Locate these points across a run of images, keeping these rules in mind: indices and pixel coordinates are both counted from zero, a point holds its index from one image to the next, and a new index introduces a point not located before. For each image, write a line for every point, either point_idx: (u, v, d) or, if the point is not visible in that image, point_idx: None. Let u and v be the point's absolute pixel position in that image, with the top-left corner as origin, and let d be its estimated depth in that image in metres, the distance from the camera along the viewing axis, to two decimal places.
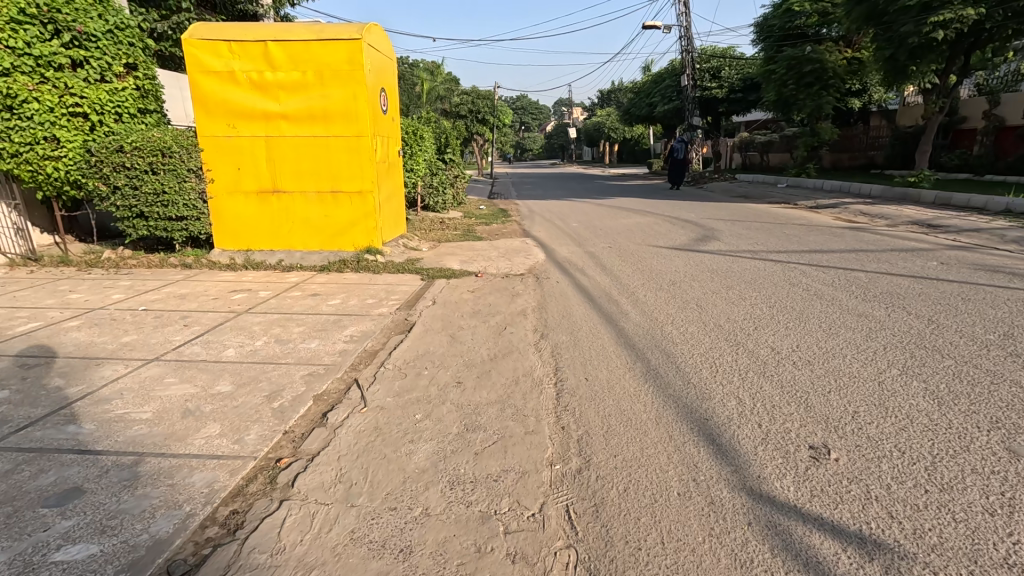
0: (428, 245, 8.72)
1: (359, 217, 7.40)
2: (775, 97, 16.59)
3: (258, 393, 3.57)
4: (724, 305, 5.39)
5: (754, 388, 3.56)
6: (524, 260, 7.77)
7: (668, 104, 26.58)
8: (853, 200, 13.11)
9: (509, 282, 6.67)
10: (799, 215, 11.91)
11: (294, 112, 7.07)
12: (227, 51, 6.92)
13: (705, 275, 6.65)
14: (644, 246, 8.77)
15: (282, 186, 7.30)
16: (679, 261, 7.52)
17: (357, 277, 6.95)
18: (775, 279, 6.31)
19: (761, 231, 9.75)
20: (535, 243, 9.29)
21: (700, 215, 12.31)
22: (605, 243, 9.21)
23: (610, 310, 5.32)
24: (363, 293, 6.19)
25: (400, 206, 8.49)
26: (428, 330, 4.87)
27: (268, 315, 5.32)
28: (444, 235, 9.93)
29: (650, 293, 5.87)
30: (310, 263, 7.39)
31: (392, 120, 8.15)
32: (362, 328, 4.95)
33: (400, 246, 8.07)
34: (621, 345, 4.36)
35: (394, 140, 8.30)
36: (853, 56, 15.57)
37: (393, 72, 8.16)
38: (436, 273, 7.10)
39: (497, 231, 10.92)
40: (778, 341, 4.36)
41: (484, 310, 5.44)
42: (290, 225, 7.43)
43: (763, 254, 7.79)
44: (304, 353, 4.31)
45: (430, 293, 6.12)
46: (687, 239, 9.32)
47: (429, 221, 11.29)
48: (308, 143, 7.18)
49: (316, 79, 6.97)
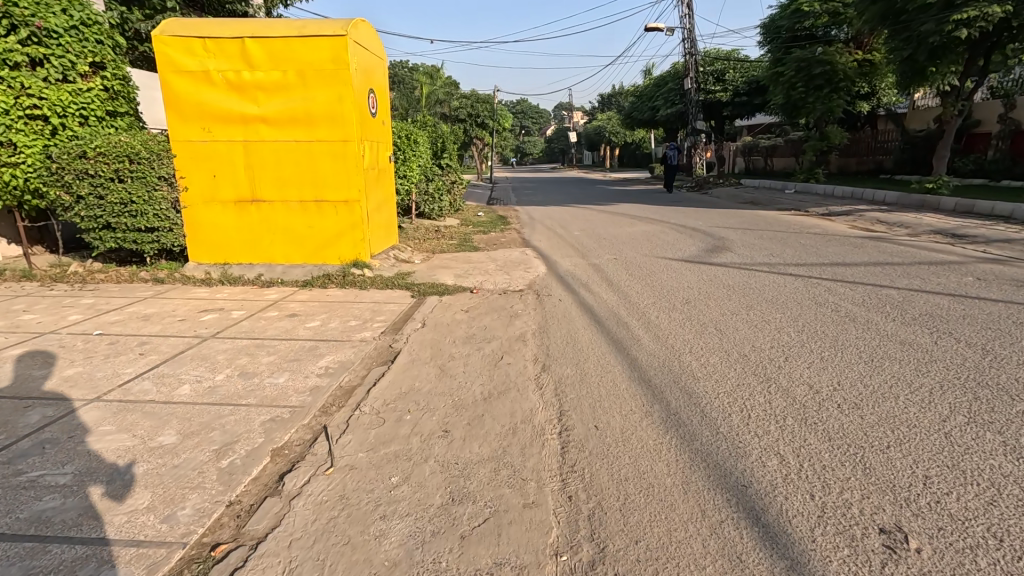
0: (421, 257, 8.16)
1: (345, 229, 6.84)
2: (783, 101, 16.07)
3: (205, 447, 3.01)
4: (746, 329, 4.82)
5: (797, 440, 2.99)
6: (524, 274, 7.22)
7: (670, 108, 26.10)
8: (867, 206, 12.58)
9: (507, 299, 6.11)
10: (812, 223, 11.36)
11: (274, 115, 6.52)
12: (201, 49, 6.37)
13: (721, 292, 6.09)
14: (652, 258, 8.21)
15: (262, 195, 6.74)
16: (691, 275, 6.96)
17: (341, 295, 6.38)
18: (799, 298, 5.75)
19: (775, 241, 9.19)
20: (535, 254, 8.72)
21: (708, 224, 11.76)
22: (610, 254, 8.65)
23: (620, 334, 4.76)
24: (347, 313, 5.63)
25: (390, 215, 7.93)
26: (414, 360, 4.31)
27: (236, 341, 4.75)
28: (439, 245, 9.37)
29: (663, 314, 5.31)
30: (292, 278, 6.84)
31: (382, 123, 7.61)
32: (340, 357, 4.38)
33: (391, 259, 7.51)
34: (634, 381, 3.78)
35: (384, 145, 7.75)
36: (864, 57, 15.06)
37: (382, 72, 7.62)
38: (428, 289, 6.55)
39: (496, 241, 10.35)
40: (815, 377, 3.79)
41: (478, 335, 4.87)
42: (271, 236, 6.88)
43: (781, 268, 7.23)
44: (269, 391, 3.74)
45: (420, 313, 5.56)
46: (697, 250, 8.76)
47: (424, 229, 10.72)
48: (290, 148, 6.63)
49: (298, 79, 6.43)
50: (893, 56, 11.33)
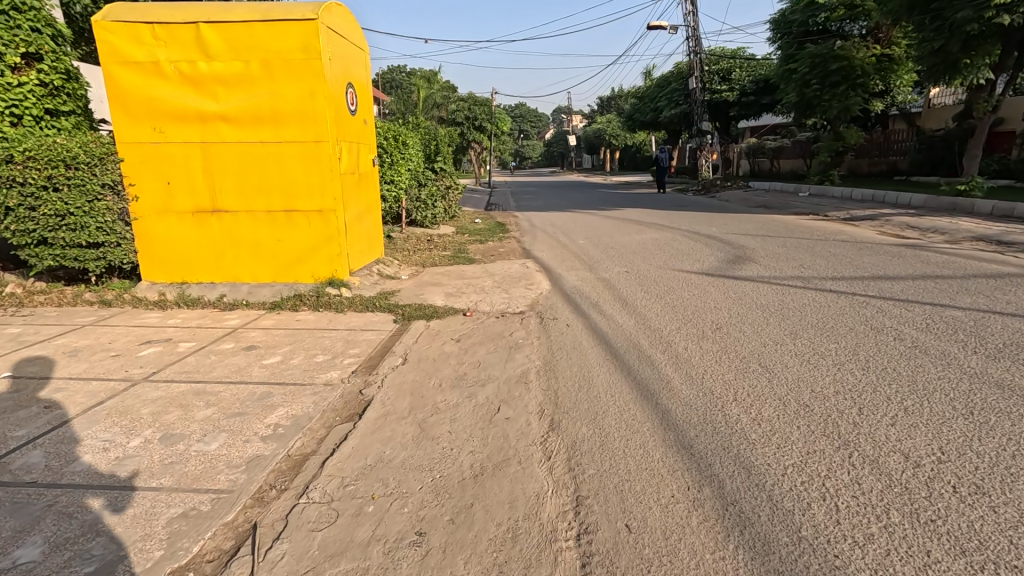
0: (409, 272, 7.28)
1: (319, 243, 5.97)
2: (797, 99, 15.24)
3: (75, 570, 2.11)
4: (798, 367, 3.94)
5: (917, 554, 2.10)
6: (525, 292, 6.33)
7: (675, 109, 25.33)
8: (892, 210, 11.72)
9: (505, 325, 5.21)
10: (837, 229, 10.50)
11: (236, 111, 5.65)
12: (150, 37, 5.51)
13: (756, 315, 5.21)
14: (668, 271, 7.35)
15: (223, 204, 5.87)
16: (716, 293, 6.09)
17: (313, 320, 5.50)
18: (850, 323, 4.88)
19: (801, 251, 8.34)
20: (537, 267, 7.86)
21: (722, 230, 10.92)
22: (620, 266, 7.78)
23: (643, 375, 3.87)
24: (316, 345, 4.74)
25: (374, 224, 7.06)
26: (387, 415, 3.41)
27: (171, 387, 3.84)
28: (431, 257, 8.47)
29: (693, 346, 4.43)
30: (259, 299, 5.95)
31: (363, 123, 6.76)
32: (295, 410, 3.47)
33: (374, 275, 6.63)
34: (672, 449, 2.89)
35: (366, 147, 6.90)
36: (883, 53, 14.26)
37: (362, 64, 6.76)
38: (414, 312, 5.65)
39: (493, 251, 9.48)
40: (907, 439, 2.91)
41: (470, 376, 3.97)
42: (234, 251, 6.00)
43: (818, 283, 6.37)
44: (192, 465, 2.85)
45: (401, 345, 4.66)
46: (717, 261, 7.91)
47: (415, 240, 9.82)
48: (254, 151, 5.76)
49: (262, 71, 5.56)
50: (922, 48, 10.60)
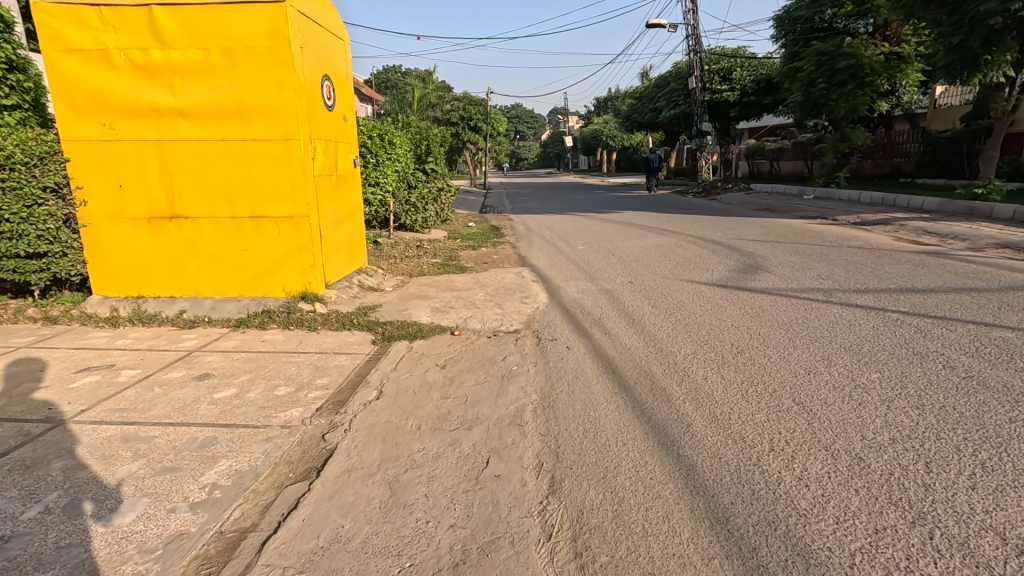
0: (394, 282, 6.68)
1: (290, 252, 5.35)
2: (802, 99, 14.72)
3: None
4: (841, 404, 3.35)
5: None
6: (520, 306, 5.72)
7: (673, 109, 24.84)
8: (905, 214, 11.21)
9: (498, 348, 4.61)
10: (850, 234, 9.96)
11: (194, 106, 5.03)
12: (97, 21, 4.88)
13: (780, 336, 4.63)
14: (675, 282, 6.76)
15: (183, 209, 5.25)
16: (731, 308, 5.51)
17: (281, 340, 4.88)
18: (889, 346, 4.31)
19: (816, 259, 7.79)
20: (534, 277, 7.26)
21: (728, 235, 10.36)
22: (624, 276, 7.19)
23: (659, 417, 3.28)
24: (280, 373, 4.12)
25: (355, 230, 6.46)
26: (351, 471, 2.80)
27: (98, 432, 3.21)
28: (419, 265, 7.86)
29: (714, 376, 3.84)
30: (223, 315, 5.33)
31: (342, 120, 6.16)
32: (239, 464, 2.85)
33: (353, 287, 6.02)
34: (704, 527, 2.30)
35: (347, 147, 6.29)
36: (891, 51, 13.77)
37: (341, 56, 6.16)
38: (395, 331, 5.03)
39: (486, 258, 8.87)
40: (998, 511, 2.32)
41: (455, 416, 3.37)
42: (196, 261, 5.37)
43: (842, 296, 5.81)
44: (95, 550, 2.23)
45: (377, 373, 4.04)
46: (728, 269, 7.35)
47: (403, 246, 9.19)
48: (216, 149, 5.13)
49: (224, 59, 4.94)
50: (940, 44, 10.20)
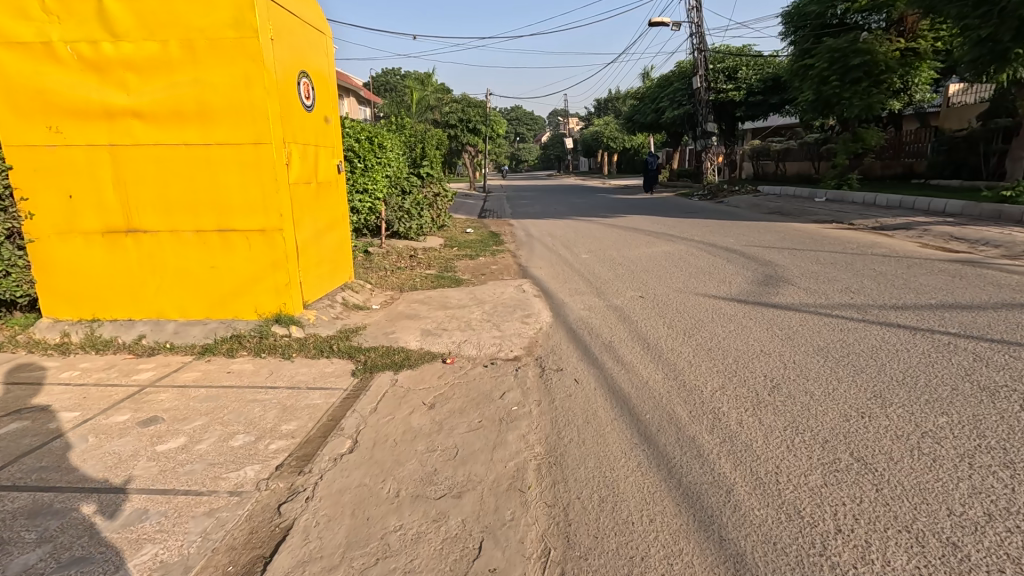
0: (382, 299, 6.11)
1: (262, 270, 4.77)
2: (813, 98, 14.08)
3: None
4: (912, 462, 2.75)
5: None
6: (521, 327, 5.13)
7: (677, 110, 24.32)
8: (926, 218, 10.62)
9: (496, 380, 4.02)
10: (872, 240, 9.36)
11: (151, 106, 4.45)
12: (39, 11, 4.32)
13: (819, 365, 4.04)
14: (691, 297, 6.17)
15: (141, 222, 4.68)
16: (756, 329, 4.93)
17: (249, 372, 4.28)
18: (950, 378, 3.71)
19: (841, 269, 7.20)
20: (536, 291, 6.68)
21: (741, 242, 9.77)
22: (634, 289, 6.59)
23: (691, 481, 2.69)
24: (241, 415, 3.53)
25: (338, 242, 5.88)
26: (307, 563, 2.21)
27: (5, 503, 2.62)
28: (410, 278, 7.26)
29: (750, 422, 3.24)
30: (187, 340, 4.75)
31: (324, 122, 5.59)
32: (167, 553, 2.27)
33: (336, 306, 5.44)
34: None
35: (329, 152, 5.72)
36: (908, 47, 13.16)
37: (322, 51, 5.58)
38: (379, 360, 4.44)
39: (484, 269, 8.29)
40: None
41: (442, 478, 2.78)
42: (156, 280, 4.80)
43: (880, 315, 5.21)
44: None
45: (354, 417, 3.45)
46: (746, 282, 6.76)
47: (396, 256, 8.59)
48: (176, 155, 4.55)
49: (184, 53, 4.37)
50: (967, 38, 9.66)
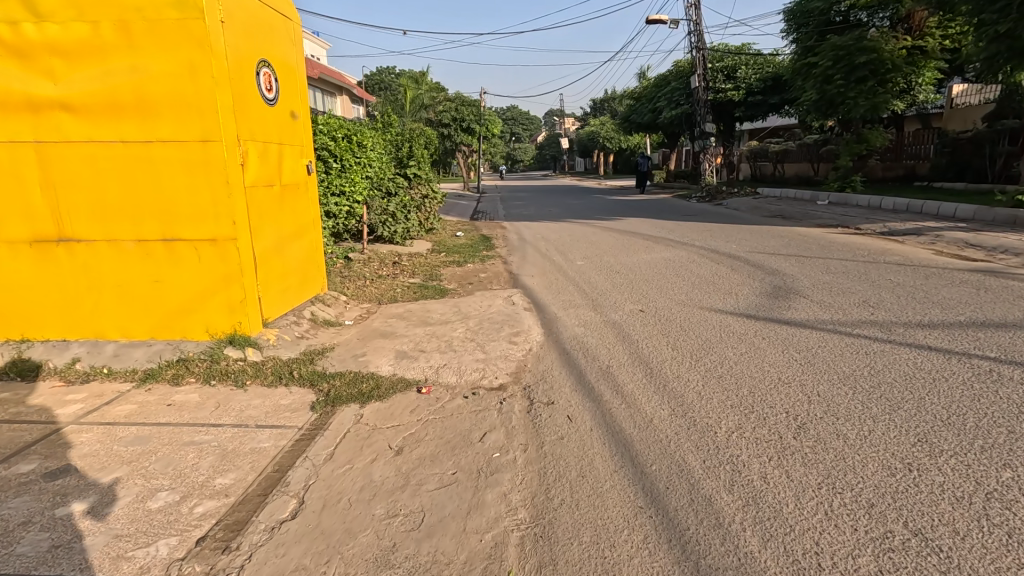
0: (356, 314, 5.55)
1: (214, 285, 4.20)
2: (816, 97, 13.61)
3: None
4: (984, 538, 2.22)
5: None
6: (508, 349, 4.57)
7: (675, 110, 23.83)
8: (937, 222, 10.16)
9: (476, 417, 3.47)
10: (882, 247, 8.87)
11: (82, 97, 3.87)
12: None
13: (848, 399, 3.52)
14: (695, 312, 5.64)
15: (74, 230, 4.09)
16: (771, 351, 4.42)
17: (192, 405, 3.71)
18: (1003, 416, 3.19)
19: (855, 279, 6.70)
20: (527, 303, 6.13)
21: (745, 248, 9.26)
22: (633, 302, 6.04)
23: (711, 565, 2.15)
24: (170, 464, 2.97)
25: (306, 251, 5.31)
26: None
27: None
28: (391, 288, 6.70)
29: (776, 475, 2.71)
30: (128, 363, 4.17)
31: (290, 118, 5.02)
32: None
33: (302, 323, 4.88)
34: None
35: (296, 151, 5.16)
36: (915, 45, 12.72)
37: (288, 39, 5.02)
38: (345, 389, 3.88)
39: (472, 277, 7.74)
40: None
41: (400, 559, 2.23)
42: (93, 296, 4.22)
43: (907, 334, 4.70)
44: None
45: (304, 468, 2.90)
46: (755, 294, 6.24)
47: (378, 263, 8.00)
48: (113, 153, 3.97)
49: (119, 36, 3.80)
50: (982, 34, 9.23)
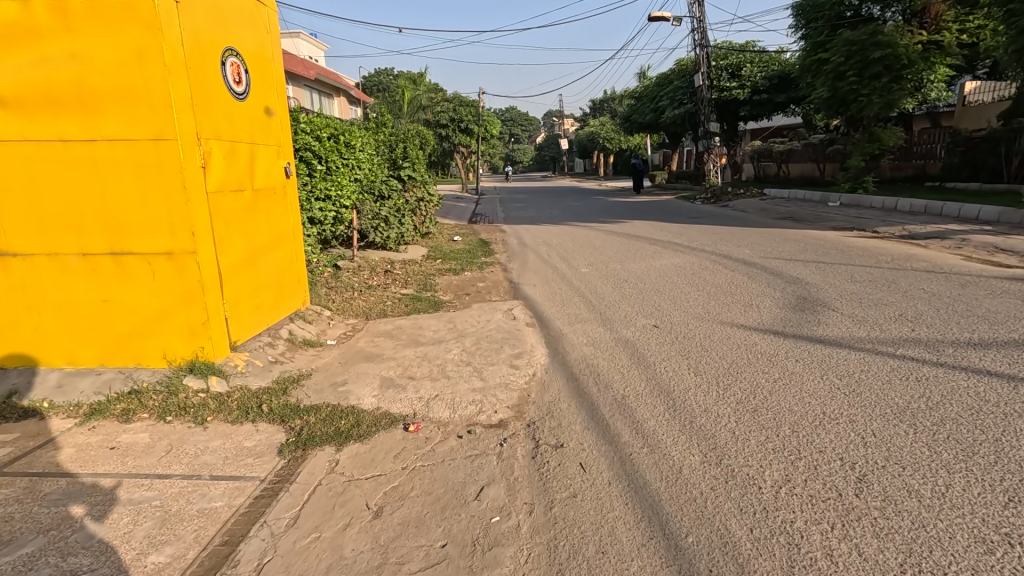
0: (340, 332, 5.02)
1: (171, 304, 3.66)
2: (828, 94, 13.10)
3: None
4: None
5: None
6: (509, 375, 4.02)
7: (677, 109, 23.32)
8: (960, 225, 9.63)
9: (471, 466, 2.94)
10: (906, 251, 8.34)
11: (14, 89, 3.35)
12: None
13: (911, 440, 2.98)
14: (715, 328, 5.09)
15: (9, 242, 3.56)
16: (808, 378, 3.87)
17: (138, 448, 3.16)
18: None
19: (885, 289, 6.17)
20: (529, 318, 5.60)
21: (759, 254, 8.72)
22: (646, 316, 5.50)
23: None
24: (96, 535, 2.42)
25: (283, 264, 4.77)
26: None
27: None
28: (382, 300, 6.17)
29: (844, 552, 2.18)
30: (72, 395, 3.62)
31: (263, 115, 4.48)
32: None
33: (278, 345, 4.34)
34: None
35: (272, 152, 4.62)
36: (931, 39, 12.23)
37: (262, 25, 4.49)
38: (320, 427, 3.34)
39: (470, 287, 7.20)
40: None
41: None
42: (32, 316, 3.68)
43: (959, 355, 4.16)
44: None
45: (260, 541, 2.36)
46: (777, 307, 5.71)
47: (368, 271, 7.45)
48: (51, 154, 3.44)
49: (57, 18, 3.27)
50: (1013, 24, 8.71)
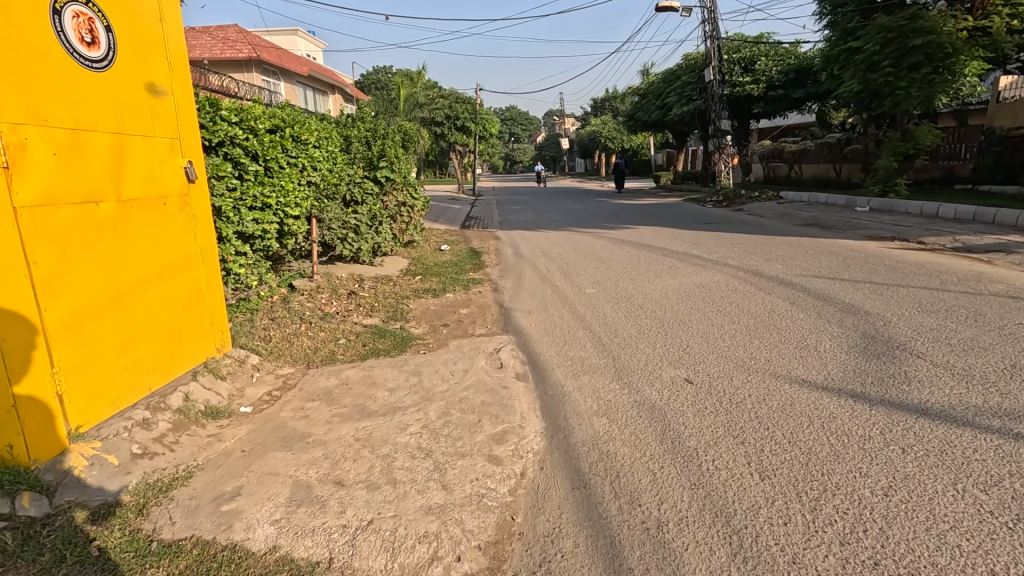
0: (262, 393, 3.70)
1: None
2: (859, 87, 11.79)
3: None
4: None
5: None
6: (483, 481, 2.71)
7: (685, 105, 21.91)
8: (1021, 237, 8.34)
9: None
10: (970, 269, 7.04)
11: None
12: None
13: None
14: (771, 386, 3.78)
15: None
16: (936, 491, 2.55)
17: None
18: None
19: (974, 324, 4.86)
20: (519, 365, 4.27)
21: (795, 270, 7.41)
22: (672, 366, 4.18)
23: None
24: None
25: (179, 303, 3.45)
26: None
27: None
28: (333, 336, 4.86)
29: None
30: None
31: (144, 95, 3.19)
32: None
33: (157, 424, 3.01)
34: None
35: (160, 147, 3.32)
36: (976, 25, 10.92)
37: None
38: None
39: (449, 313, 5.88)
40: None
41: None
42: None
43: None
44: None
45: None
46: (843, 351, 4.39)
47: (327, 294, 6.13)
48: None
49: None
50: None
